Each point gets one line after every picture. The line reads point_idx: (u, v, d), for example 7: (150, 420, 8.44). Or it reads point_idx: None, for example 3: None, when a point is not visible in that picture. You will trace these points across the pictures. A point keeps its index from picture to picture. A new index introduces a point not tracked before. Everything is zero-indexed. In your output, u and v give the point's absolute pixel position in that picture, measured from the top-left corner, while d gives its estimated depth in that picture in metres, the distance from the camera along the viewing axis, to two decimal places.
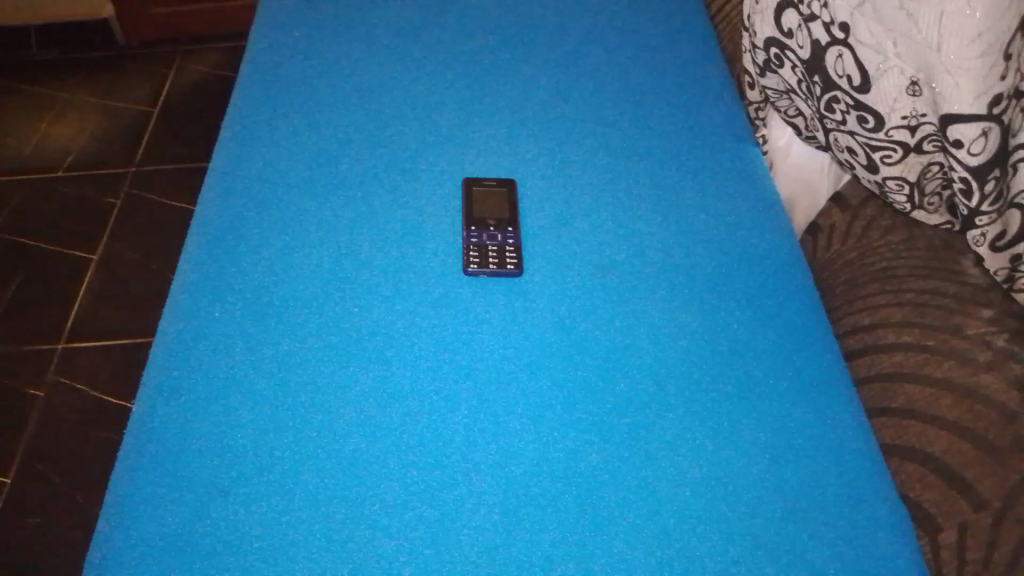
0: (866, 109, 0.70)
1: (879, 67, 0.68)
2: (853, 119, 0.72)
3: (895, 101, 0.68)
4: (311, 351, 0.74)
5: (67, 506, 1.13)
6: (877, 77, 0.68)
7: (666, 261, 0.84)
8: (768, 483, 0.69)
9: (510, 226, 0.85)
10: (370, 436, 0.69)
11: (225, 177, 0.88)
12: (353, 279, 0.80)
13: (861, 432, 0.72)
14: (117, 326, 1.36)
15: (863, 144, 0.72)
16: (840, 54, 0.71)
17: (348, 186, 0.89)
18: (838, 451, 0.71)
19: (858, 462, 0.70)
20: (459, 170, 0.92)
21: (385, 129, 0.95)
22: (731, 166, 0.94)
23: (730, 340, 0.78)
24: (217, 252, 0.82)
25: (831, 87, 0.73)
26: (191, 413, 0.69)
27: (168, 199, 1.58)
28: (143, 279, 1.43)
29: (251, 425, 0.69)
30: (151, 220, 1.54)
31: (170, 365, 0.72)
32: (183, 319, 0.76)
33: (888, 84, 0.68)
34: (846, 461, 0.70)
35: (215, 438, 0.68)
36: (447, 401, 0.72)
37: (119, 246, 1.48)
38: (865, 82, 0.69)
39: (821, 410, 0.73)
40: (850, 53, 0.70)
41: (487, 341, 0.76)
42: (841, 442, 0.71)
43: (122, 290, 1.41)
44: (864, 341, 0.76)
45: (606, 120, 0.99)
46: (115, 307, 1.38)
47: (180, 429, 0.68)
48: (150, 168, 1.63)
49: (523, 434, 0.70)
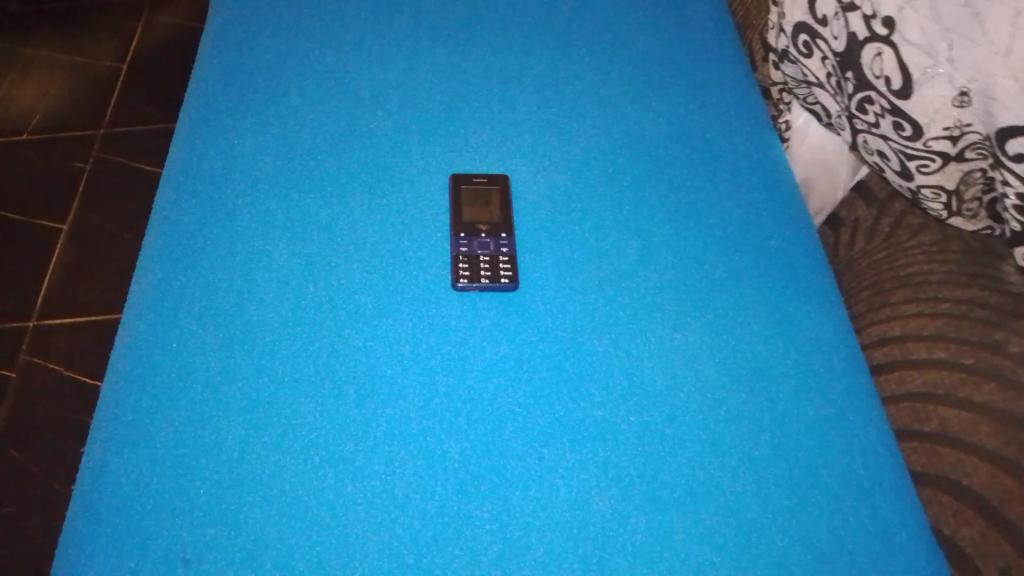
0: (904, 115, 0.61)
1: (925, 72, 0.58)
2: (888, 123, 0.63)
3: (937, 111, 0.58)
4: (283, 376, 0.64)
5: (49, 497, 1.07)
6: (921, 83, 0.58)
7: (680, 263, 0.76)
8: (801, 523, 0.62)
9: (504, 233, 0.75)
10: (347, 479, 0.60)
11: (185, 172, 0.77)
12: (328, 292, 0.70)
13: (891, 460, 0.65)
14: (92, 302, 1.28)
15: (898, 151, 0.63)
16: (879, 52, 0.61)
17: (322, 179, 0.78)
18: (870, 485, 0.64)
19: (891, 497, 0.63)
20: (446, 161, 0.81)
21: (365, 108, 0.84)
22: (746, 152, 0.86)
23: (753, 357, 0.70)
24: (176, 256, 0.71)
25: (865, 86, 0.63)
26: (148, 455, 0.60)
27: (141, 164, 1.48)
28: (113, 255, 1.34)
29: (220, 468, 0.60)
30: (123, 188, 1.44)
31: (123, 399, 0.62)
32: (136, 343, 0.65)
33: (932, 92, 0.57)
34: (879, 496, 0.63)
35: (176, 486, 0.59)
36: (435, 436, 0.63)
37: (90, 218, 1.39)
38: (907, 87, 0.59)
39: (851, 436, 0.66)
40: (892, 52, 0.60)
41: (482, 362, 0.68)
42: (872, 473, 0.64)
43: (93, 266, 1.32)
44: (892, 355, 0.69)
45: (609, 104, 0.89)
46: (88, 283, 1.30)
47: (138, 473, 0.59)
48: (119, 132, 1.53)
49: (522, 466, 0.63)
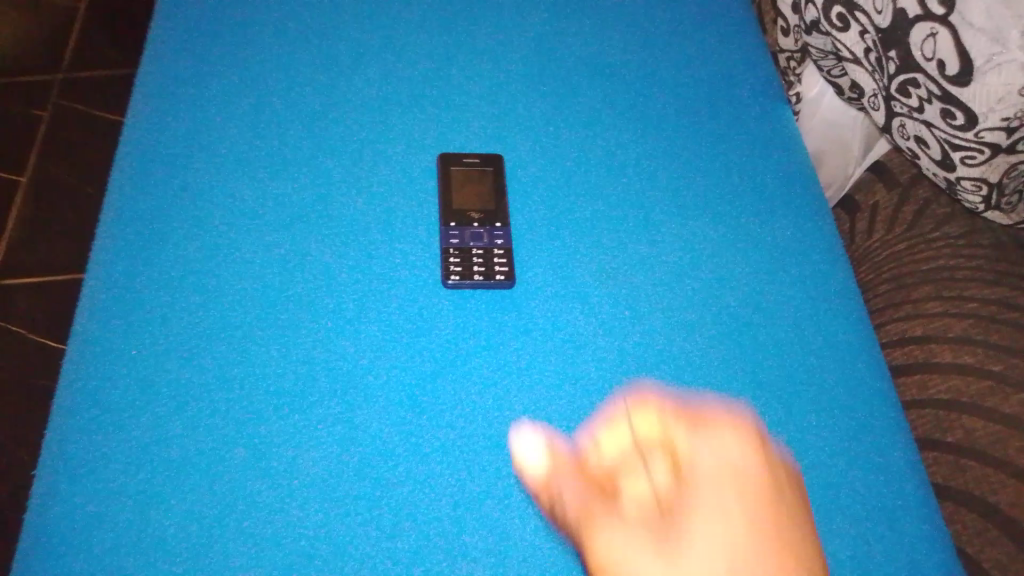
0: (956, 103, 0.54)
1: (990, 59, 0.51)
2: (933, 110, 0.56)
3: (999, 101, 0.52)
4: (257, 385, 0.58)
5: (15, 467, 0.99)
6: (983, 70, 0.51)
7: (693, 253, 0.70)
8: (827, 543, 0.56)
9: (499, 222, 0.68)
10: (328, 498, 0.54)
11: (149, 152, 0.69)
12: (301, 288, 0.63)
13: (914, 471, 0.59)
14: (46, 260, 1.17)
15: (941, 140, 0.57)
16: (933, 33, 0.53)
17: (297, 158, 0.70)
18: (897, 497, 0.58)
19: (919, 511, 0.58)
20: (434, 138, 0.74)
21: (345, 78, 0.77)
22: (760, 128, 0.79)
23: (772, 360, 0.64)
24: (139, 246, 0.63)
25: (911, 68, 0.56)
26: (109, 478, 0.53)
27: (100, 109, 1.36)
28: (74, 210, 1.23)
29: (186, 496, 0.53)
30: (83, 135, 1.32)
31: (77, 420, 0.55)
32: (88, 352, 0.57)
33: (997, 81, 0.51)
34: (910, 508, 0.58)
35: (140, 512, 0.52)
36: (422, 451, 0.57)
37: (46, 169, 1.27)
38: (964, 74, 0.52)
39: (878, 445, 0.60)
40: (948, 34, 0.52)
41: (473, 365, 0.61)
42: (898, 484, 0.59)
43: (51, 221, 1.21)
44: (912, 357, 0.64)
45: (607, 73, 0.81)
46: (46, 239, 1.19)
47: (97, 499, 0.52)
48: (76, 74, 1.40)
49: (519, 481, 0.57)
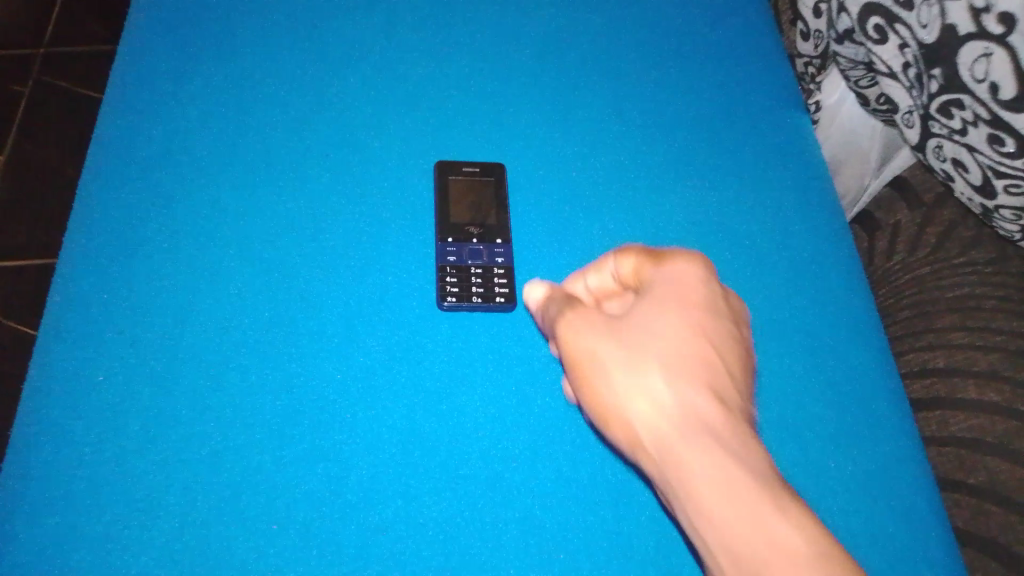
0: (1006, 129, 0.50)
1: None
2: (978, 134, 0.53)
3: None
4: (232, 415, 0.50)
5: None
6: None
7: (717, 269, 0.63)
8: None
9: (499, 238, 0.60)
10: (306, 555, 0.47)
11: (120, 143, 0.61)
12: (280, 304, 0.55)
13: (944, 519, 0.55)
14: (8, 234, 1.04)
15: (985, 165, 0.54)
16: (987, 53, 0.49)
17: (280, 154, 0.62)
18: (932, 548, 0.54)
19: (954, 563, 0.54)
20: (433, 130, 0.66)
21: (336, 59, 0.69)
22: (788, 134, 0.73)
23: (805, 394, 0.58)
24: (107, 252, 0.56)
25: (957, 89, 0.52)
26: (69, 527, 0.46)
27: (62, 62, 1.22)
28: (34, 176, 1.10)
29: (158, 539, 0.46)
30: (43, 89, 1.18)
31: (37, 452, 0.48)
32: (51, 373, 0.50)
33: None
34: (945, 560, 0.54)
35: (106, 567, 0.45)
36: (414, 498, 0.50)
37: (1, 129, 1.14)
38: (1019, 99, 0.48)
39: (912, 490, 0.56)
40: (1004, 56, 0.48)
41: (470, 395, 0.54)
42: (933, 534, 0.54)
43: (10, 189, 1.08)
44: (933, 390, 0.61)
45: (626, 67, 0.74)
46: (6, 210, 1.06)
47: (58, 552, 0.45)
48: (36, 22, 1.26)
49: (524, 533, 0.50)
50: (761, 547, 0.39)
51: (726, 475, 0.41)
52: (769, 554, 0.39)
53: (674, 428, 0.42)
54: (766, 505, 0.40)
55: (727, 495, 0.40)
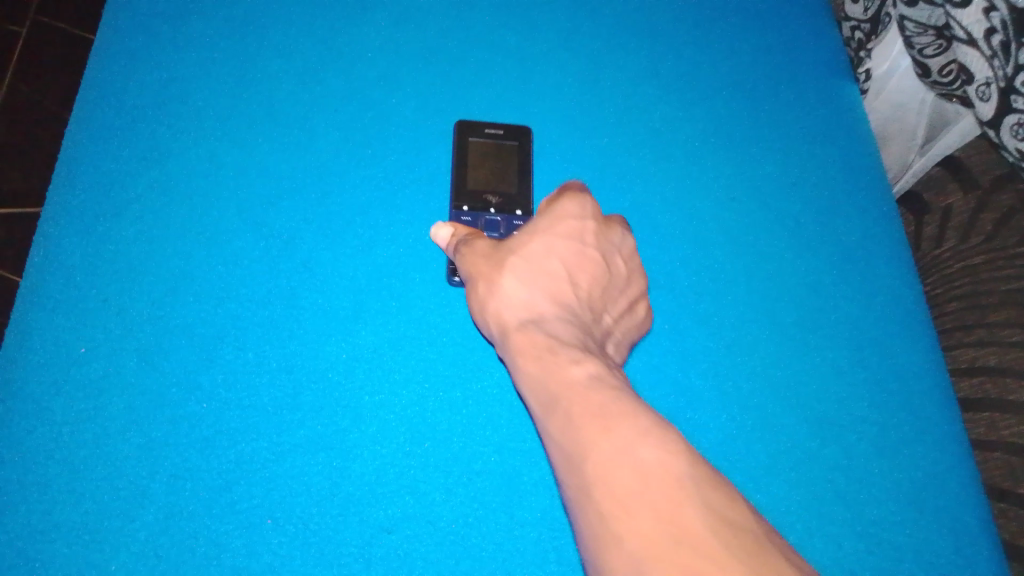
0: None
1: None
2: None
3: None
4: (226, 396, 0.46)
5: None
6: None
7: (755, 251, 0.59)
8: None
9: (519, 209, 0.55)
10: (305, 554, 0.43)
11: (112, 91, 0.56)
12: (281, 276, 0.51)
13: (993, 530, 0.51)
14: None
15: None
16: None
17: (284, 108, 0.57)
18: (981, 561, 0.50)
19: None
20: (452, 89, 0.61)
21: (349, 8, 0.63)
22: (833, 106, 0.68)
23: (847, 391, 0.54)
24: (93, 210, 0.51)
25: None
26: (43, 516, 0.42)
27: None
28: (27, 116, 1.03)
29: (140, 532, 0.42)
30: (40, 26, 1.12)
31: (11, 431, 0.43)
32: (29, 344, 0.46)
33: None
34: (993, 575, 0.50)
35: (82, 561, 0.41)
36: (423, 493, 0.45)
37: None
38: None
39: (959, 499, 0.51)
40: None
41: (489, 381, 0.49)
42: (981, 546, 0.50)
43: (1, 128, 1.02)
44: (982, 391, 0.57)
45: (663, 28, 0.69)
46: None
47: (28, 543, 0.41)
48: None
49: (542, 535, 0.46)
50: (555, 389, 0.40)
51: (540, 342, 0.43)
52: (560, 392, 0.39)
53: (513, 315, 0.45)
54: (566, 360, 0.41)
55: (537, 356, 0.42)
